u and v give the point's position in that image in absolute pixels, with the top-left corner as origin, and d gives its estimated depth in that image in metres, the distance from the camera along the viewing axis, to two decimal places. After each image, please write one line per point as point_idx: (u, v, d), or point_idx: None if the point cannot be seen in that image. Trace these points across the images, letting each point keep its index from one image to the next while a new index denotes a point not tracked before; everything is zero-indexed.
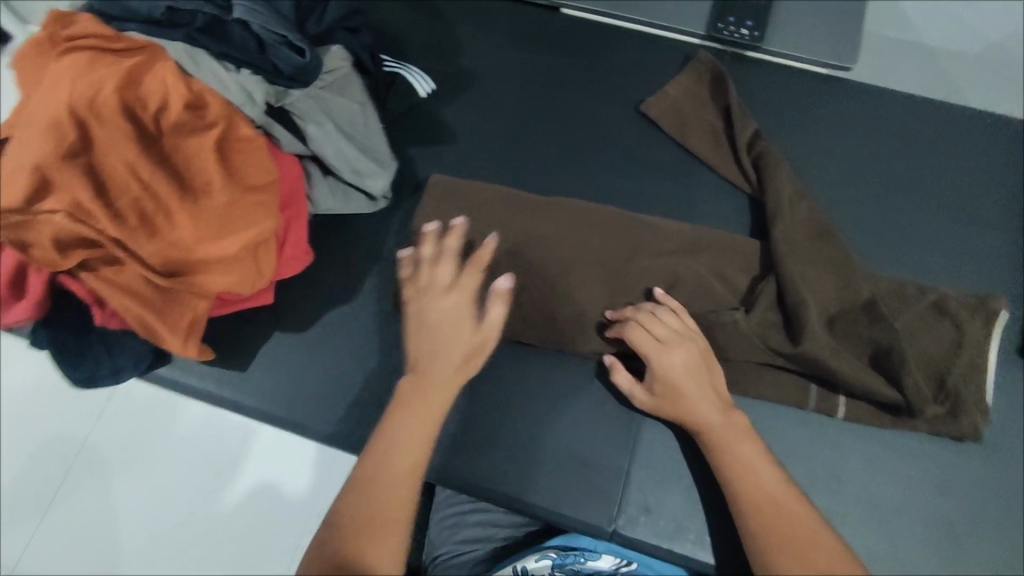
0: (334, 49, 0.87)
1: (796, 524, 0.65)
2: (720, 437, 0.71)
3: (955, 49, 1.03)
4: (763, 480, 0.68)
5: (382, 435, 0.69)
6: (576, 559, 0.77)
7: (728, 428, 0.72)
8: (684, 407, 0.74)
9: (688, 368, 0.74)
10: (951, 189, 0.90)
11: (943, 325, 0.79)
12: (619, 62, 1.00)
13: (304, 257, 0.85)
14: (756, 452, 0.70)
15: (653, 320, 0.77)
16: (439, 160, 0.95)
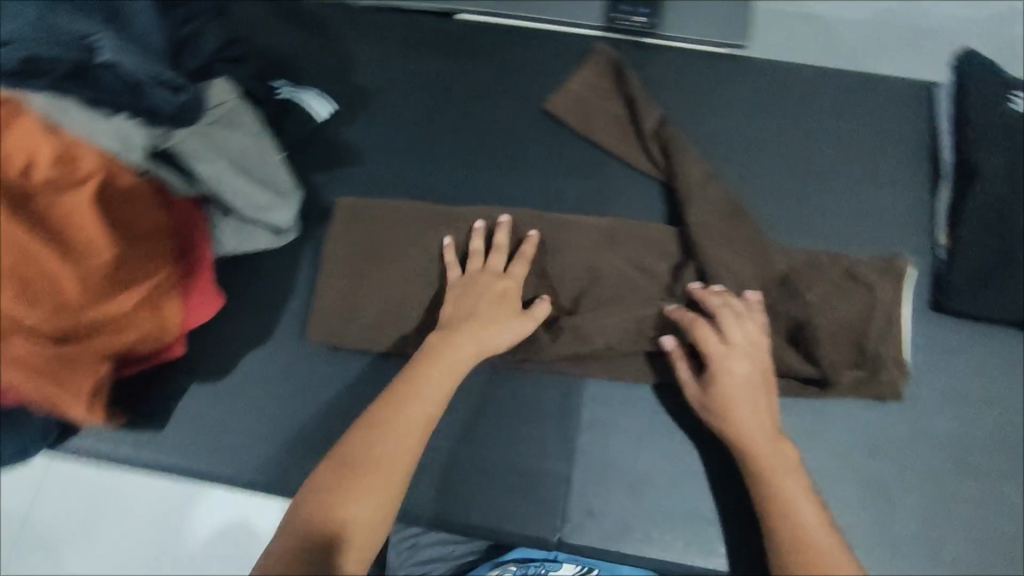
0: (218, 83, 0.82)
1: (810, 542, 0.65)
2: (761, 448, 0.70)
3: (844, 16, 1.05)
4: (807, 520, 0.66)
5: (356, 469, 0.64)
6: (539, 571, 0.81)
7: (774, 450, 0.70)
8: (729, 407, 0.72)
9: (750, 380, 0.72)
10: (852, 154, 0.93)
11: (857, 291, 0.82)
12: (521, 61, 0.99)
13: (215, 298, 0.82)
14: (802, 488, 0.68)
15: (731, 321, 0.75)
16: (347, 184, 0.93)
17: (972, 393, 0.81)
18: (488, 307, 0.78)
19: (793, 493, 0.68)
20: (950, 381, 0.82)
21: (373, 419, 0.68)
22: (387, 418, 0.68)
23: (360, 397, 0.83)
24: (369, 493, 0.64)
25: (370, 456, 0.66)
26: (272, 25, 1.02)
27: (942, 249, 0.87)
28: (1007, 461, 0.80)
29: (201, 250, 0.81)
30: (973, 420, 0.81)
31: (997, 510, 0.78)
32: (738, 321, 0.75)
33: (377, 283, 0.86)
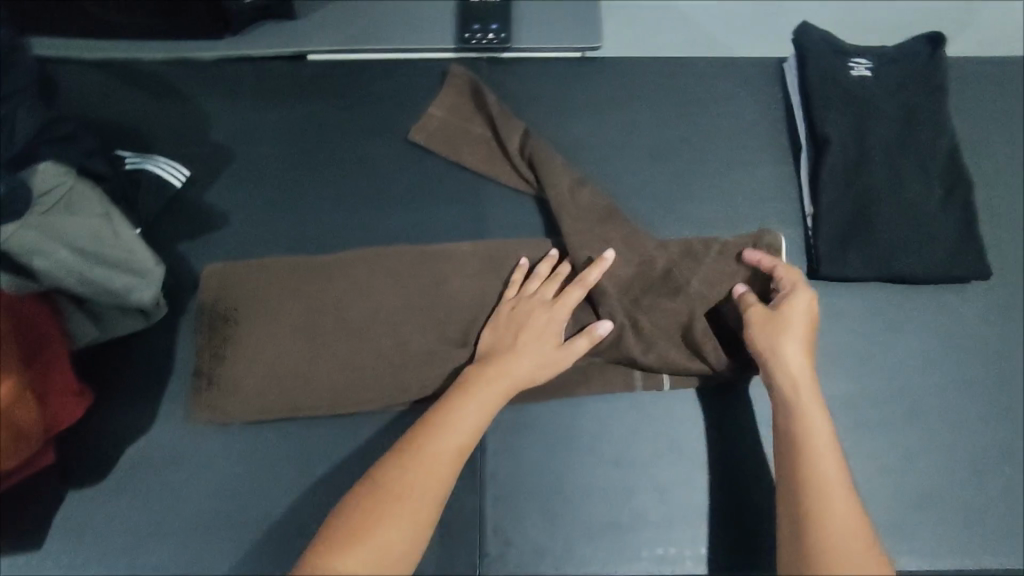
0: (44, 166, 0.75)
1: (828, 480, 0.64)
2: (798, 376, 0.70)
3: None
4: (826, 456, 0.65)
5: (395, 495, 0.63)
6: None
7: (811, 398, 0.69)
8: (780, 340, 0.72)
9: (807, 322, 0.74)
10: (714, 140, 0.95)
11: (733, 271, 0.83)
12: (380, 95, 0.97)
13: (79, 396, 0.78)
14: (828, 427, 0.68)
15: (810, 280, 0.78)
16: (214, 249, 0.89)
17: (857, 351, 0.84)
18: (531, 339, 0.77)
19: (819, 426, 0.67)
20: (835, 343, 0.84)
21: (392, 466, 0.65)
22: (408, 464, 0.65)
23: (257, 469, 0.79)
24: (380, 543, 0.61)
25: (388, 505, 0.63)
26: (112, 94, 0.96)
27: (810, 216, 0.89)
28: (901, 410, 0.82)
29: (54, 348, 0.76)
30: (863, 377, 0.83)
31: (898, 460, 0.80)
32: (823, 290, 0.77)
33: (257, 347, 0.82)
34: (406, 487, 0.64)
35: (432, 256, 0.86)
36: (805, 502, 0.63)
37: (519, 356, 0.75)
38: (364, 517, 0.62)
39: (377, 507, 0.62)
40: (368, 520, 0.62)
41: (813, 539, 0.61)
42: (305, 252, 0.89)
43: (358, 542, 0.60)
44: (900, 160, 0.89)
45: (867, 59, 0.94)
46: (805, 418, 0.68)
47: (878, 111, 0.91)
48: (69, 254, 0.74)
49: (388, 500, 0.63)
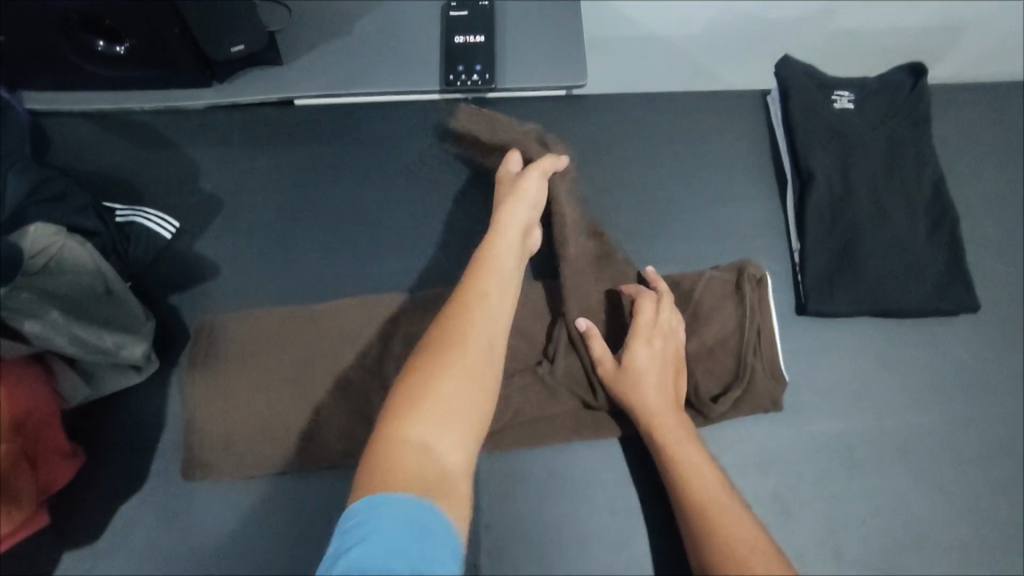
0: (37, 226, 0.77)
1: (713, 515, 0.70)
2: (659, 413, 0.75)
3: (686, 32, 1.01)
4: (703, 488, 0.71)
5: (453, 344, 0.63)
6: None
7: (674, 431, 0.74)
8: (636, 386, 0.76)
9: (654, 357, 0.78)
10: (701, 177, 0.96)
11: (724, 308, 0.83)
12: (368, 141, 0.98)
13: (70, 457, 0.78)
14: (698, 454, 0.73)
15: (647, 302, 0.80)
16: (204, 300, 0.89)
17: (848, 388, 0.84)
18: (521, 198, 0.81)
19: (691, 461, 0.72)
20: (825, 381, 0.84)
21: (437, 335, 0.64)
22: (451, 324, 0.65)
23: (251, 523, 0.79)
24: (451, 395, 0.59)
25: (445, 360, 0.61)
26: (103, 147, 0.98)
27: (797, 251, 0.89)
28: (891, 446, 0.82)
29: (45, 411, 0.75)
30: (854, 414, 0.83)
31: (890, 496, 0.80)
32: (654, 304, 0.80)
33: (251, 398, 0.83)
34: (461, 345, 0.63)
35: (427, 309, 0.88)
36: (704, 542, 0.69)
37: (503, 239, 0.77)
38: (424, 375, 0.60)
39: (428, 360, 0.62)
40: (428, 377, 0.60)
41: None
42: (295, 301, 0.89)
43: (419, 400, 0.58)
44: (885, 194, 0.89)
45: (850, 91, 0.94)
46: (673, 457, 0.73)
47: (861, 145, 0.91)
48: (59, 315, 0.75)
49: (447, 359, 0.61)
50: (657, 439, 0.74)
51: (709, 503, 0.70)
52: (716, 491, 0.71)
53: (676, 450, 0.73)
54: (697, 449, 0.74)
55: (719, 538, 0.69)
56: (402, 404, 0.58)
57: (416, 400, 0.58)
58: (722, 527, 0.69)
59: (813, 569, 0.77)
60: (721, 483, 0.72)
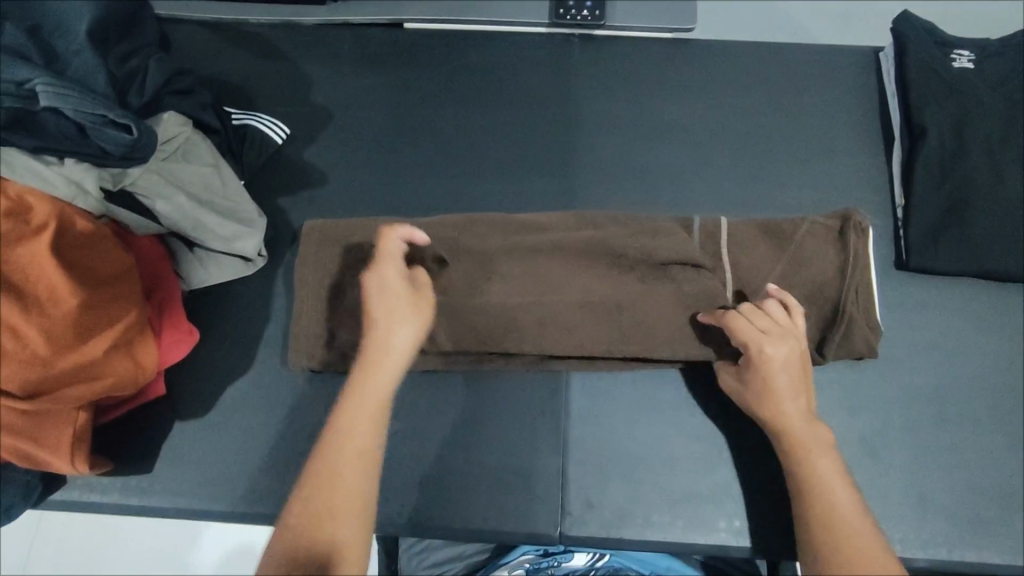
0: (170, 114, 0.81)
1: (839, 516, 0.63)
2: (797, 430, 0.69)
3: None
4: (835, 492, 0.65)
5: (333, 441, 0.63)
6: (551, 563, 0.84)
7: (812, 437, 0.68)
8: (768, 399, 0.71)
9: (786, 366, 0.70)
10: (805, 127, 0.95)
11: (830, 253, 0.82)
12: (473, 68, 0.99)
13: (189, 335, 0.82)
14: (834, 465, 0.67)
15: (756, 312, 0.73)
16: (312, 206, 0.93)
17: (944, 345, 0.83)
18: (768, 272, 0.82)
19: (825, 466, 0.66)
20: (921, 335, 0.84)
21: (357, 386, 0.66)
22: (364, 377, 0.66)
23: None
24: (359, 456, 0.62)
25: (352, 411, 0.64)
26: (220, 51, 1.01)
27: (901, 207, 0.89)
28: (984, 404, 0.81)
29: (171, 290, 0.82)
30: (947, 371, 0.82)
31: (981, 454, 0.80)
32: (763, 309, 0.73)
33: None
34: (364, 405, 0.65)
35: (526, 225, 0.85)
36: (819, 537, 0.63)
37: (385, 267, 0.71)
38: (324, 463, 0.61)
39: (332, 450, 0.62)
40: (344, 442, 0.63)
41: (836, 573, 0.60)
42: (398, 214, 0.92)
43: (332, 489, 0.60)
44: (1002, 155, 0.87)
45: (969, 51, 0.93)
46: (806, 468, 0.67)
47: (980, 104, 0.89)
48: (184, 198, 0.80)
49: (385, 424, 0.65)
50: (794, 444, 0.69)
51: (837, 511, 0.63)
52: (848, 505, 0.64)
53: (816, 460, 0.67)
54: (834, 461, 0.67)
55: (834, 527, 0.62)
56: (317, 482, 0.60)
57: (330, 481, 0.60)
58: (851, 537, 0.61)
59: (897, 513, 0.77)
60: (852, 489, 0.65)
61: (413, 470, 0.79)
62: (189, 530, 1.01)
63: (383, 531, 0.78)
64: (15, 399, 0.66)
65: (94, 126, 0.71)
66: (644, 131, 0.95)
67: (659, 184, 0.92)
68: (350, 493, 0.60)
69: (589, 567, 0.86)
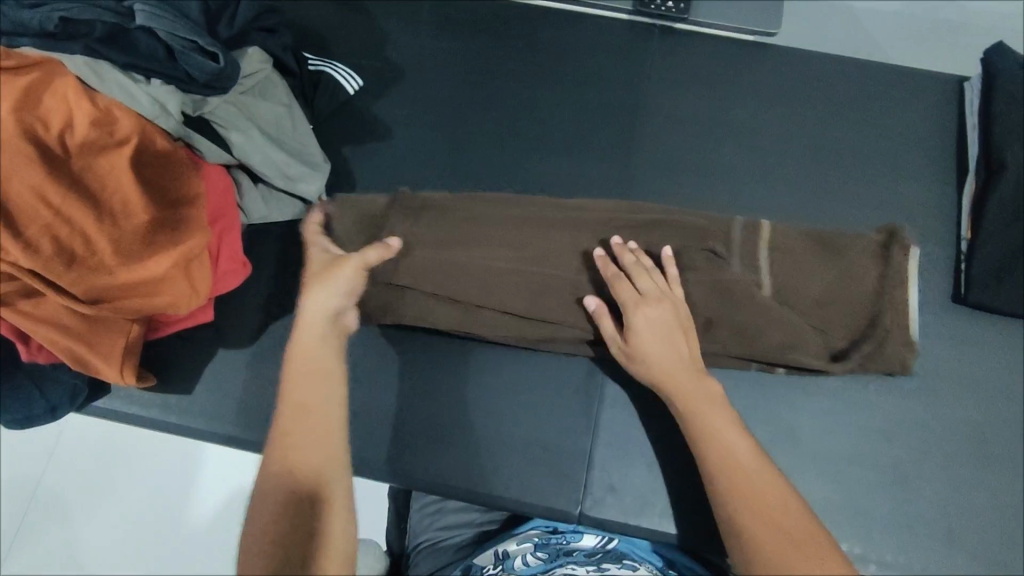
0: (252, 50, 0.82)
1: (752, 490, 0.64)
2: (706, 412, 0.69)
3: (870, 13, 1.06)
4: (740, 457, 0.66)
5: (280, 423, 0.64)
6: (560, 540, 0.77)
7: (705, 400, 0.70)
8: (646, 343, 0.72)
9: (663, 324, 0.72)
10: (878, 146, 0.93)
11: (870, 266, 0.81)
12: (550, 44, 0.99)
13: (242, 268, 0.83)
14: (731, 426, 0.69)
15: (642, 274, 0.75)
16: (374, 159, 0.94)
17: (992, 385, 0.82)
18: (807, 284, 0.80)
19: (723, 426, 0.68)
20: (969, 370, 0.82)
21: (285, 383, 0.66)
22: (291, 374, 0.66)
23: (386, 368, 0.84)
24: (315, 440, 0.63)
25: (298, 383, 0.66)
26: None
27: (966, 241, 0.87)
28: None
29: (232, 220, 0.82)
30: (992, 409, 0.81)
31: (1016, 497, 0.78)
32: (649, 273, 0.75)
33: None
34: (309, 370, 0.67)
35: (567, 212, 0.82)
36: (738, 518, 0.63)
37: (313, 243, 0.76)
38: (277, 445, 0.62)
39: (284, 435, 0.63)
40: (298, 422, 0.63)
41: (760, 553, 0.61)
42: (458, 178, 0.93)
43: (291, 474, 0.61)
44: None
45: None
46: (718, 451, 0.67)
47: None
48: (257, 133, 0.82)
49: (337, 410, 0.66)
50: (692, 404, 0.70)
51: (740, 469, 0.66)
52: (739, 444, 0.67)
53: (715, 431, 0.68)
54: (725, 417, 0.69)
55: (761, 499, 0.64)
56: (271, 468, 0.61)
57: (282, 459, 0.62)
58: (763, 500, 0.64)
59: (921, 543, 0.77)
60: (754, 448, 0.68)
61: (443, 428, 0.81)
62: (212, 459, 1.03)
63: (407, 483, 0.79)
64: (79, 303, 0.70)
65: (183, 51, 0.75)
66: (710, 129, 0.94)
67: (719, 183, 0.91)
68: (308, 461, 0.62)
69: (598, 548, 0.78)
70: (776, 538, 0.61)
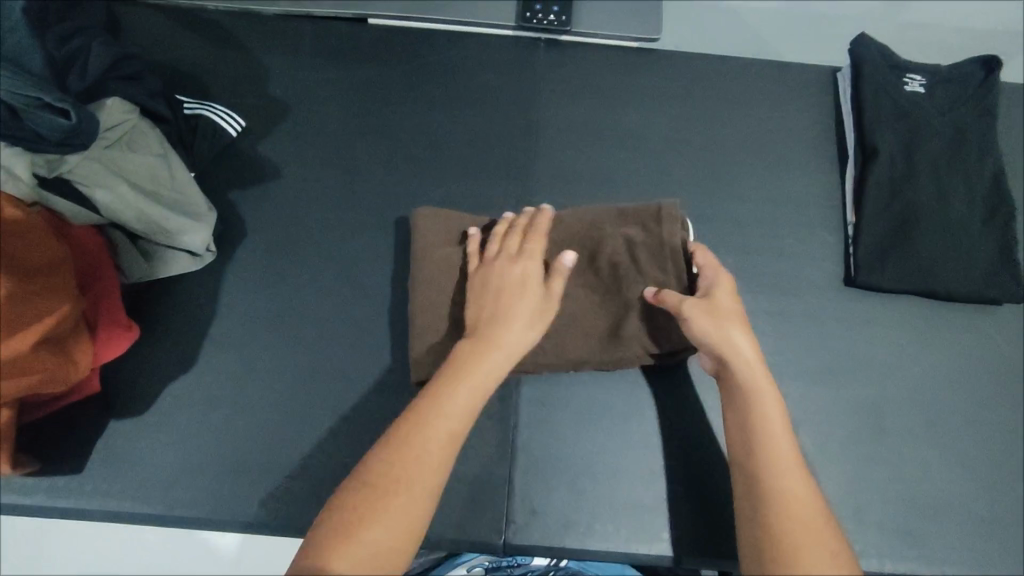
0: (110, 101, 0.77)
1: (778, 496, 0.60)
2: (766, 414, 0.65)
3: (746, 13, 1.09)
4: (781, 457, 0.63)
5: (382, 476, 0.61)
6: (510, 564, 0.92)
7: (761, 399, 0.66)
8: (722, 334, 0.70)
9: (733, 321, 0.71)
10: (762, 141, 0.96)
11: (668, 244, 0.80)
12: (437, 67, 0.98)
13: (128, 330, 0.79)
14: (778, 429, 0.64)
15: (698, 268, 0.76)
16: (264, 201, 0.90)
17: (885, 363, 0.85)
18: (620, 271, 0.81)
19: (773, 423, 0.64)
20: (865, 352, 0.86)
21: (379, 458, 0.63)
22: (397, 463, 0.61)
23: (294, 419, 0.81)
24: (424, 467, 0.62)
25: (435, 407, 0.65)
26: (172, 37, 0.97)
27: (852, 225, 0.90)
28: (924, 420, 0.84)
29: (109, 282, 0.79)
30: (889, 386, 0.85)
31: (918, 467, 0.82)
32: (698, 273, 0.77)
33: (304, 301, 0.86)
34: (432, 414, 0.65)
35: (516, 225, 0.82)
36: (767, 520, 0.60)
37: None
38: (356, 509, 0.59)
39: (352, 506, 0.59)
40: (407, 463, 0.62)
41: (774, 550, 0.58)
42: (353, 212, 0.90)
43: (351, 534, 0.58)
44: (947, 179, 0.89)
45: (922, 75, 0.95)
46: (768, 454, 0.63)
47: (928, 129, 0.92)
48: (127, 188, 0.76)
49: (380, 501, 0.59)
50: (751, 403, 0.66)
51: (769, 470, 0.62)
52: (786, 448, 0.63)
53: (769, 434, 0.64)
54: (778, 421, 0.65)
55: (782, 502, 0.60)
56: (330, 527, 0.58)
57: (339, 527, 0.58)
58: (779, 501, 0.60)
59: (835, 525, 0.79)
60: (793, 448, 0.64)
61: None
62: (133, 544, 0.95)
63: None
64: None
65: (27, 110, 0.67)
66: (606, 139, 0.95)
67: (616, 192, 0.92)
68: (389, 504, 0.60)
69: (549, 567, 0.92)
70: (785, 538, 0.58)
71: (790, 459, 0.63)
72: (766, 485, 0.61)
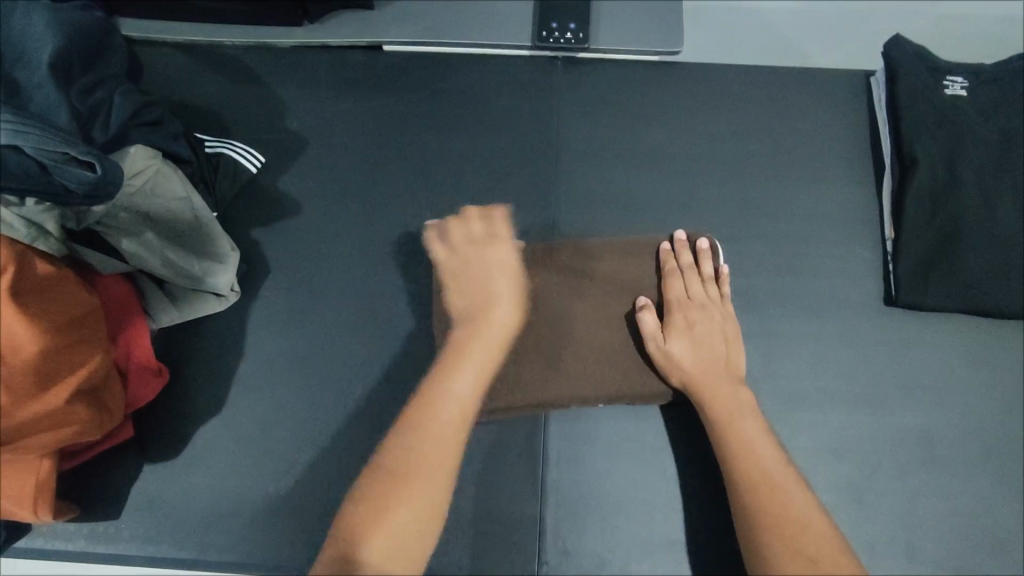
0: (137, 147, 0.76)
1: (779, 502, 0.66)
2: (737, 417, 0.72)
3: (779, 13, 1.02)
4: (764, 460, 0.70)
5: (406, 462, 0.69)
6: None
7: (735, 406, 0.73)
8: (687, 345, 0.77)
9: (705, 335, 0.78)
10: (792, 155, 0.92)
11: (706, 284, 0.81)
12: (453, 92, 0.97)
13: (157, 375, 0.81)
14: (757, 428, 0.72)
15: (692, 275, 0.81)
16: (286, 238, 0.91)
17: (930, 386, 0.81)
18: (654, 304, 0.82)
19: (750, 428, 0.72)
20: (908, 375, 0.82)
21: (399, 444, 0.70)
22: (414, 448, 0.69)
23: (322, 459, 0.81)
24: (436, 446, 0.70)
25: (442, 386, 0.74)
26: (192, 75, 0.98)
27: (891, 240, 0.86)
28: (973, 447, 0.79)
29: (138, 328, 0.79)
30: (934, 410, 0.81)
31: (968, 497, 0.78)
32: (701, 281, 0.81)
33: (329, 339, 0.86)
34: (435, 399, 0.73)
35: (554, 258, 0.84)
36: (763, 520, 0.66)
37: None
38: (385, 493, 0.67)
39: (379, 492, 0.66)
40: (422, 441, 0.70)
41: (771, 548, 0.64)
42: (373, 246, 0.90)
43: (383, 515, 0.65)
44: (993, 188, 0.84)
45: (964, 77, 0.89)
46: (751, 456, 0.70)
47: (972, 134, 0.87)
48: (152, 235, 0.78)
49: (400, 487, 0.67)
50: (726, 414, 0.73)
51: (768, 494, 0.67)
52: (772, 455, 0.70)
53: (756, 445, 0.71)
54: (755, 425, 0.72)
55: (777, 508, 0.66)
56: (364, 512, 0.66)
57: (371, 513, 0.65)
58: (779, 505, 0.66)
59: (881, 559, 0.76)
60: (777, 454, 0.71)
61: None
62: None
63: None
64: None
65: (55, 165, 0.66)
66: (628, 158, 0.93)
67: (640, 214, 0.90)
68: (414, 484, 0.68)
69: None
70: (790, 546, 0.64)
71: (778, 461, 0.70)
72: (765, 489, 0.67)
